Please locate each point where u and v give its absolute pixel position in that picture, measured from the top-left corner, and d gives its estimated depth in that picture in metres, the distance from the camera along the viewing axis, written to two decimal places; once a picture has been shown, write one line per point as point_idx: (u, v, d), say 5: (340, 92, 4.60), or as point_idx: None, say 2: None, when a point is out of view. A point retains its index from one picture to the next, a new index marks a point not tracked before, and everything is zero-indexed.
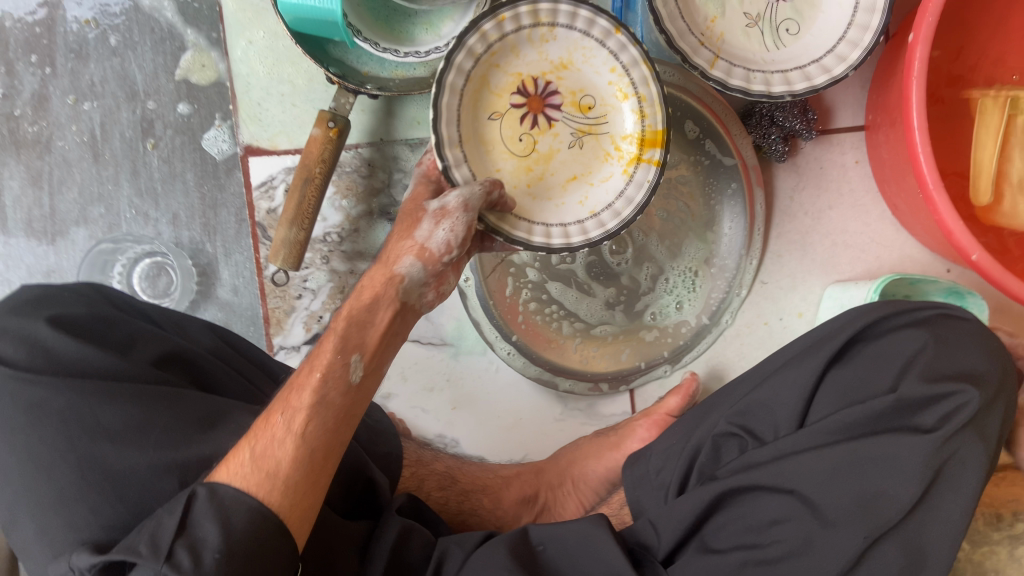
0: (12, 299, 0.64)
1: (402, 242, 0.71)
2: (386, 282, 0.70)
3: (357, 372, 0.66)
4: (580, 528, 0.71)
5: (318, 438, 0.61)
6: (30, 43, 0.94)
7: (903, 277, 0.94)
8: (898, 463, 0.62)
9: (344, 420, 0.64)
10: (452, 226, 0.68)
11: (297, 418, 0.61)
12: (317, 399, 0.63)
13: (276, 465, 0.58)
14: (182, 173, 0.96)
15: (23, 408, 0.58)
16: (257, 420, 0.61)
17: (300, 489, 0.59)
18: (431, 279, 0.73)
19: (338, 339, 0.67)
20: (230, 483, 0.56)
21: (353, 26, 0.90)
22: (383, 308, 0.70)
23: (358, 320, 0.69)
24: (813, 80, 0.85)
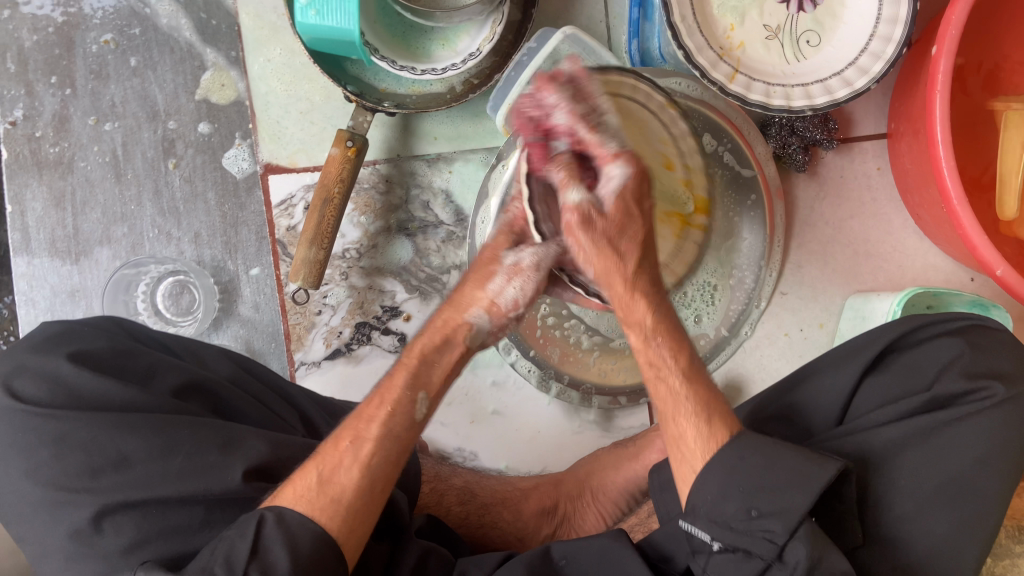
0: (33, 336, 0.68)
1: (472, 292, 0.69)
2: (455, 329, 0.69)
3: (422, 409, 0.67)
4: (600, 543, 0.71)
5: (380, 471, 0.63)
6: (50, 65, 0.95)
7: (927, 290, 0.93)
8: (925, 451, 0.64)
9: (406, 455, 0.65)
10: (523, 285, 0.68)
11: (364, 448, 0.63)
12: (384, 432, 0.64)
13: (341, 492, 0.61)
14: (203, 192, 0.96)
15: (47, 442, 0.61)
16: (327, 444, 0.63)
17: (357, 518, 0.61)
18: (499, 331, 0.71)
19: (408, 375, 0.67)
20: (295, 508, 0.59)
21: (370, 44, 0.91)
22: (452, 350, 0.69)
23: (428, 359, 0.68)
24: (834, 93, 0.84)
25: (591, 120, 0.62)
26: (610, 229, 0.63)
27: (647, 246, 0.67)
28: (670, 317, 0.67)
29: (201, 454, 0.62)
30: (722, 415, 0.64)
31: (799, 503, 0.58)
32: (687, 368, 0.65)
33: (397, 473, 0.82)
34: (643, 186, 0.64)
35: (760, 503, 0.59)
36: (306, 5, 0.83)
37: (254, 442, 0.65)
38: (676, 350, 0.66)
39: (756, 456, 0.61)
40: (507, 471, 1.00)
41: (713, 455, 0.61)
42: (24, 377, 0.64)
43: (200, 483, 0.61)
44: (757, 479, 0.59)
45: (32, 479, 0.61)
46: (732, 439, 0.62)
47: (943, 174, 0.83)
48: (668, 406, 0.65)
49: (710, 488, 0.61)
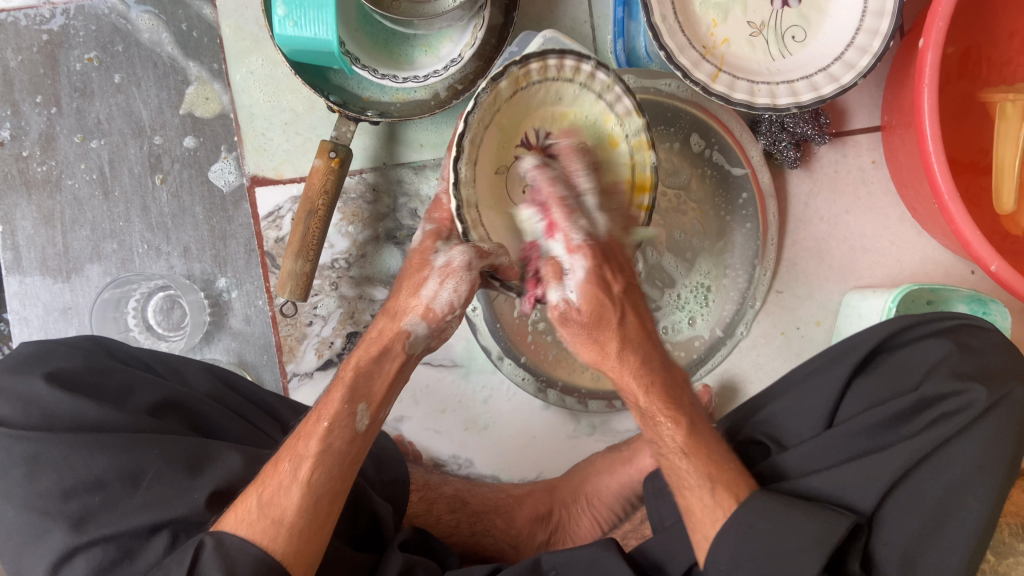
0: (12, 357, 0.68)
1: (408, 300, 0.71)
2: (393, 336, 0.71)
3: (363, 420, 0.68)
4: (588, 553, 0.71)
5: (323, 487, 0.64)
6: (35, 84, 0.95)
7: (925, 286, 0.91)
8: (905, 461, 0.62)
9: (349, 468, 0.67)
10: (456, 286, 0.68)
11: (304, 467, 0.64)
12: (323, 447, 0.65)
13: (283, 513, 0.62)
14: (190, 207, 0.96)
15: (21, 462, 0.62)
16: (267, 467, 0.65)
17: (301, 537, 0.62)
18: (435, 335, 0.73)
19: (346, 389, 0.68)
20: (236, 533, 0.61)
21: (351, 53, 0.90)
22: (392, 359, 0.71)
23: (366, 370, 0.70)
24: (819, 89, 0.82)
25: (569, 206, 0.68)
26: (585, 324, 0.67)
27: (638, 323, 0.69)
28: (669, 372, 0.69)
29: (171, 475, 0.63)
30: (726, 483, 0.64)
31: (810, 567, 0.58)
32: (686, 440, 0.66)
33: (386, 483, 0.83)
34: (609, 278, 0.68)
35: (766, 571, 0.59)
36: (283, 17, 0.83)
37: (227, 458, 0.67)
38: (678, 425, 0.66)
39: (765, 525, 0.61)
40: (503, 478, 1.00)
41: (726, 520, 0.62)
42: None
43: (166, 506, 0.62)
44: (768, 551, 0.60)
45: (13, 504, 0.62)
46: (738, 506, 0.62)
47: (933, 169, 0.82)
48: (676, 480, 0.65)
49: (724, 555, 0.61)
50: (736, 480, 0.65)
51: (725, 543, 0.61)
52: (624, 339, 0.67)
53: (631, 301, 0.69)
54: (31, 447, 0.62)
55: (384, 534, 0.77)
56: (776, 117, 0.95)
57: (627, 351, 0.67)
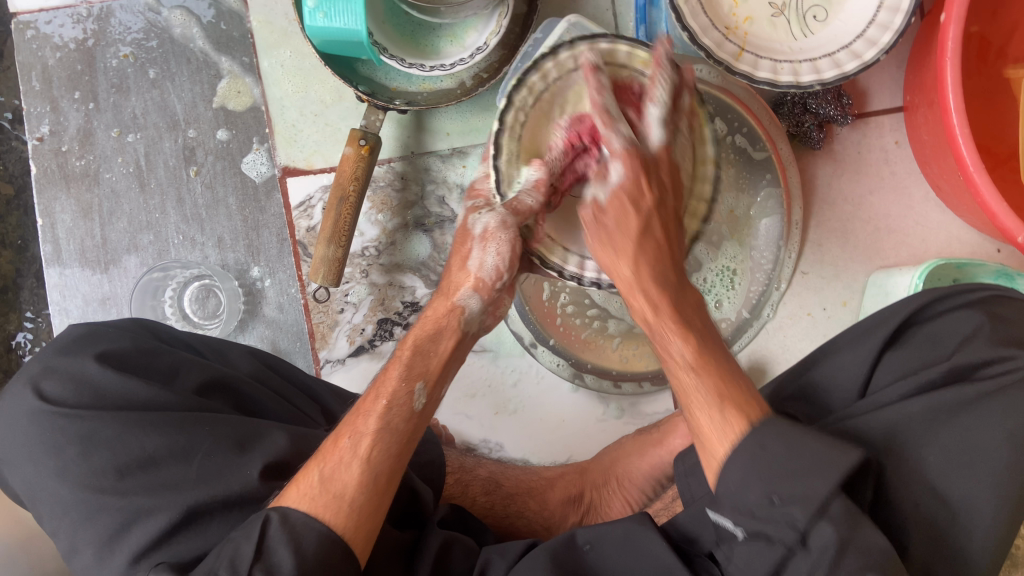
0: (59, 340, 0.70)
1: (458, 275, 0.73)
2: (448, 312, 0.73)
3: (420, 399, 0.69)
4: (623, 526, 0.71)
5: (382, 464, 0.64)
6: (73, 81, 0.98)
7: (951, 261, 0.92)
8: (935, 424, 0.62)
9: (407, 446, 0.67)
10: (497, 249, 0.69)
11: (362, 443, 0.64)
12: (382, 424, 0.66)
13: (343, 488, 0.62)
14: (224, 198, 0.99)
15: (74, 440, 0.63)
16: (326, 445, 0.65)
17: (363, 511, 0.61)
18: (488, 306, 0.74)
19: (402, 368, 0.70)
20: (299, 507, 0.60)
21: (379, 44, 0.92)
22: (446, 337, 0.72)
23: (423, 348, 0.71)
24: (843, 67, 0.83)
25: (607, 114, 0.64)
26: (614, 229, 0.65)
27: (662, 240, 0.66)
28: (682, 295, 0.67)
29: (221, 452, 0.64)
30: (736, 400, 0.59)
31: (820, 489, 0.52)
32: (695, 356, 0.63)
33: (422, 464, 0.84)
34: (644, 183, 0.64)
35: (782, 491, 0.53)
36: (314, 8, 0.85)
37: (273, 437, 0.68)
38: (688, 342, 0.64)
39: (777, 442, 0.55)
40: (533, 461, 1.01)
41: (739, 440, 0.57)
42: (52, 379, 0.67)
43: (218, 483, 0.62)
44: (781, 462, 0.54)
45: (63, 479, 0.62)
46: (752, 428, 0.57)
47: (957, 142, 0.82)
48: (682, 395, 0.63)
49: (734, 477, 0.56)
50: (739, 388, 0.61)
51: (732, 468, 0.56)
52: (644, 248, 0.65)
53: (664, 220, 0.66)
54: (82, 426, 0.63)
55: (422, 514, 0.78)
56: (798, 99, 0.96)
57: (645, 281, 0.65)
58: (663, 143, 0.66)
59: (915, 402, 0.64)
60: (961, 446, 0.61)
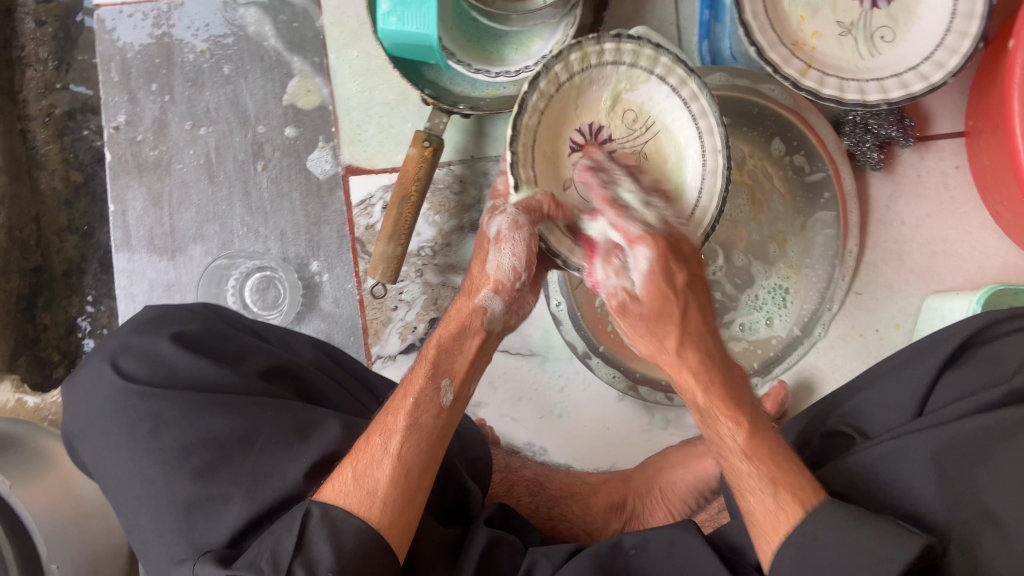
0: (136, 319, 0.73)
1: (477, 274, 0.77)
2: (471, 312, 0.76)
3: (447, 395, 0.71)
4: (670, 531, 0.72)
5: (415, 459, 0.66)
6: (151, 73, 1.02)
7: (1008, 288, 0.92)
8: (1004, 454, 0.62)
9: (439, 441, 0.68)
10: (514, 251, 0.73)
11: (393, 441, 0.66)
12: (410, 422, 0.68)
13: (376, 485, 0.63)
14: (288, 193, 1.01)
15: (145, 417, 0.65)
16: (359, 442, 0.67)
17: (397, 505, 0.63)
18: (511, 306, 0.78)
19: (429, 367, 0.72)
20: (336, 503, 0.62)
21: (447, 49, 0.94)
22: (471, 336, 0.75)
23: (447, 347, 0.74)
24: (909, 88, 0.83)
25: (617, 207, 0.74)
26: (645, 314, 0.71)
27: (702, 325, 0.71)
28: (730, 370, 0.69)
29: (282, 439, 0.65)
30: (790, 482, 0.59)
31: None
32: (747, 441, 0.63)
33: (470, 461, 0.85)
34: (674, 270, 0.71)
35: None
36: (387, 12, 0.88)
37: (330, 425, 0.69)
38: (740, 425, 0.64)
39: (832, 534, 0.55)
40: (576, 467, 1.02)
41: (792, 532, 0.57)
42: (128, 355, 0.69)
43: (274, 472, 0.63)
44: (831, 566, 0.54)
45: (132, 454, 0.64)
46: (805, 513, 0.57)
47: (1022, 168, 0.82)
48: (736, 483, 0.62)
49: (784, 565, 0.57)
50: (800, 480, 0.60)
51: (790, 563, 0.56)
52: (684, 334, 0.69)
53: (696, 298, 0.72)
54: (153, 404, 0.65)
55: (469, 509, 0.78)
56: (859, 119, 0.97)
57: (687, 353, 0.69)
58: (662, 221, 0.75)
59: (970, 420, 0.64)
60: (1019, 474, 0.61)
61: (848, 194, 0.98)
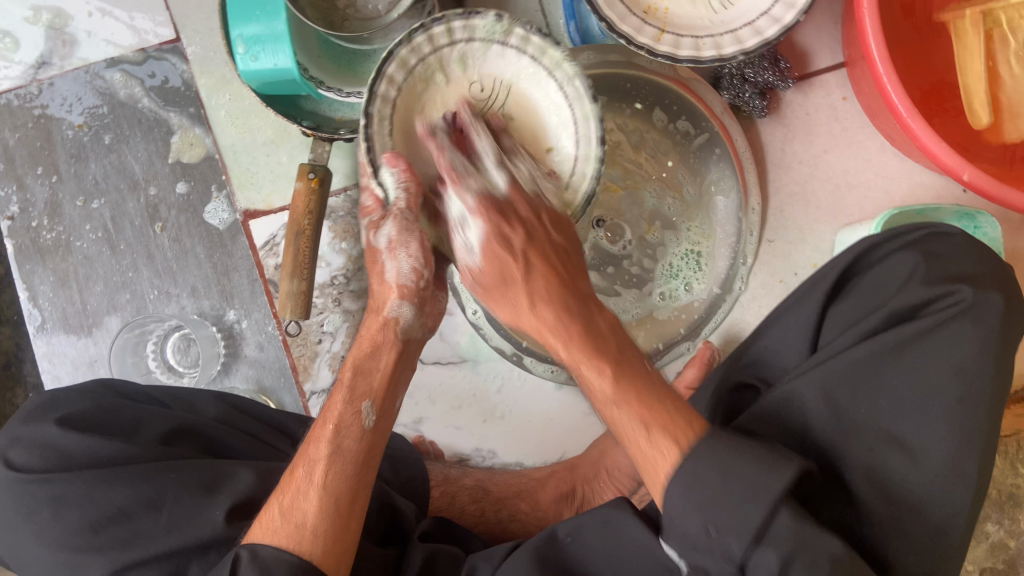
0: (24, 409, 0.72)
1: (380, 291, 0.74)
2: (381, 328, 0.74)
3: (369, 416, 0.70)
4: (600, 513, 0.72)
5: (340, 485, 0.66)
6: (34, 156, 1.02)
7: (909, 209, 0.92)
8: (899, 371, 0.63)
9: (365, 463, 0.68)
10: (407, 254, 0.71)
11: (318, 470, 0.66)
12: (333, 449, 0.67)
13: (304, 518, 0.64)
14: (191, 248, 1.01)
15: (46, 502, 0.65)
16: (285, 476, 0.67)
17: (329, 535, 0.63)
18: (423, 311, 0.75)
19: (346, 390, 0.71)
20: (268, 543, 0.62)
21: (314, 78, 0.94)
22: (385, 352, 0.73)
23: (362, 369, 0.72)
24: (763, 33, 0.83)
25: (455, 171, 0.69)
26: (491, 269, 0.71)
27: (548, 271, 0.71)
28: (593, 323, 0.69)
29: (189, 497, 0.66)
30: (664, 423, 0.62)
31: (754, 517, 0.55)
32: (614, 386, 0.65)
33: (405, 481, 0.85)
34: (511, 228, 0.70)
35: (719, 517, 0.56)
36: (244, 53, 0.88)
37: (241, 475, 0.69)
38: (603, 373, 0.66)
39: (711, 471, 0.58)
40: (527, 463, 1.02)
41: (676, 464, 0.60)
42: (18, 447, 0.68)
43: (188, 531, 0.64)
44: (709, 492, 0.57)
45: (42, 540, 0.65)
46: (686, 455, 0.59)
47: (887, 92, 0.82)
48: (614, 423, 0.66)
49: (677, 500, 0.59)
50: (677, 416, 0.63)
51: (677, 491, 0.58)
52: (533, 292, 0.70)
53: (540, 245, 0.71)
54: (51, 488, 0.65)
55: (405, 527, 0.79)
56: (735, 70, 0.96)
57: (538, 306, 0.70)
58: (511, 183, 0.71)
59: (859, 348, 0.64)
60: (911, 388, 0.62)
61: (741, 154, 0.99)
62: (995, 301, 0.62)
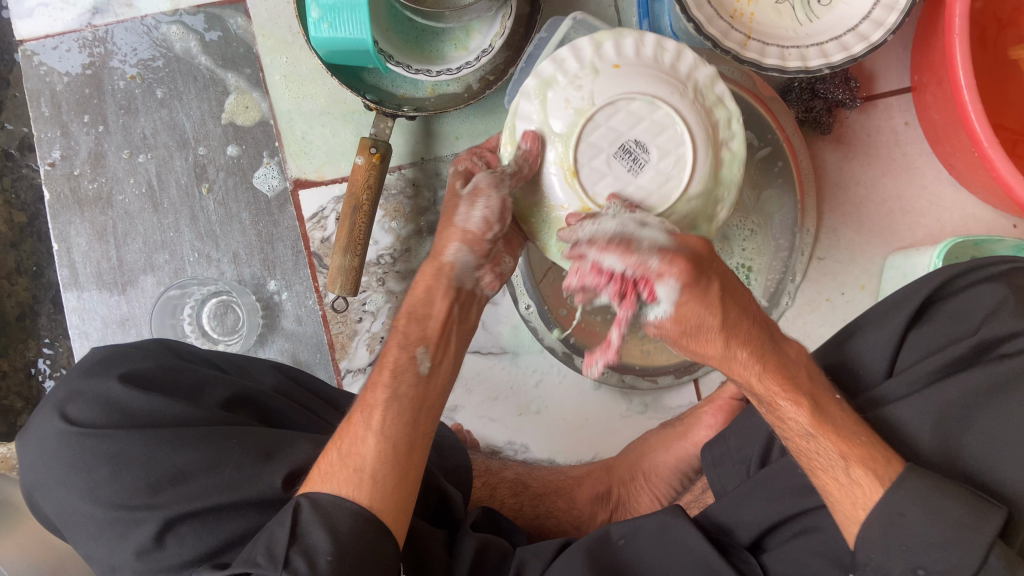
0: (84, 363, 0.70)
1: (444, 232, 0.69)
2: (436, 274, 0.70)
3: (424, 363, 0.68)
4: (657, 517, 0.71)
5: (395, 434, 0.64)
6: (81, 104, 0.99)
7: (968, 239, 0.93)
8: (992, 408, 0.61)
9: (421, 409, 0.66)
10: (487, 204, 0.65)
11: (374, 417, 0.65)
12: (389, 394, 0.66)
13: (363, 463, 0.62)
14: (237, 213, 0.99)
15: (104, 460, 0.62)
16: (342, 422, 0.66)
17: (386, 482, 0.62)
18: (484, 262, 0.70)
19: (400, 338, 0.68)
20: (328, 490, 0.61)
21: (385, 51, 0.92)
22: (440, 298, 0.70)
23: (416, 314, 0.70)
24: (850, 49, 0.83)
25: (622, 247, 0.57)
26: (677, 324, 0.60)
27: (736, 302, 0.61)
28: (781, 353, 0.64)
29: (249, 464, 0.63)
30: (869, 458, 0.59)
31: (969, 559, 0.54)
32: (813, 421, 0.61)
33: (450, 470, 0.83)
34: (704, 285, 0.58)
35: (928, 561, 0.55)
36: (318, 19, 0.85)
37: (300, 444, 0.68)
38: (801, 407, 0.62)
39: (916, 509, 0.56)
40: (559, 461, 1.01)
41: (876, 501, 0.58)
42: (78, 401, 0.66)
43: (250, 488, 0.62)
44: (919, 538, 0.56)
45: (95, 499, 0.62)
46: (884, 491, 0.57)
47: (969, 120, 0.82)
48: (807, 463, 0.62)
49: (874, 534, 0.57)
50: (875, 454, 0.60)
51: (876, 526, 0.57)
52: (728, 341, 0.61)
53: (728, 292, 0.61)
54: (111, 445, 0.63)
55: (455, 516, 0.78)
56: (806, 84, 0.96)
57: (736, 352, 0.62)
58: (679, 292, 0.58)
59: (948, 388, 0.63)
60: (996, 424, 0.61)
61: (803, 174, 0.99)
62: None
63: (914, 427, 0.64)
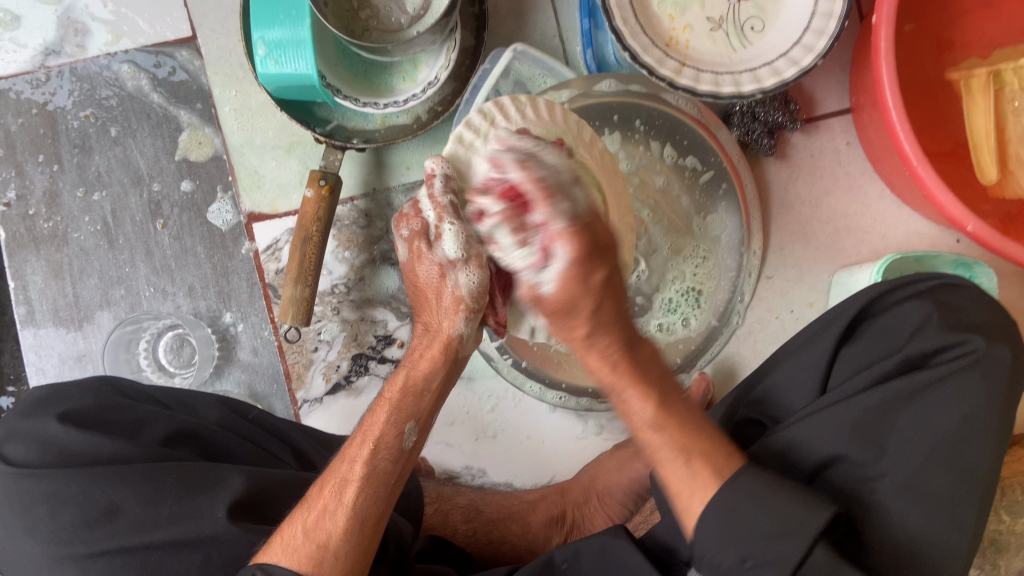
0: (24, 403, 0.71)
1: (439, 313, 0.76)
2: (443, 345, 0.75)
3: (409, 438, 0.71)
4: (599, 539, 0.71)
5: (370, 508, 0.66)
6: (36, 144, 1.00)
7: (908, 255, 0.95)
8: (916, 419, 0.63)
9: (393, 488, 0.68)
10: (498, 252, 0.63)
11: (348, 491, 0.66)
12: (368, 469, 0.67)
13: (328, 537, 0.63)
14: (192, 247, 1.00)
15: (42, 499, 0.63)
16: (313, 489, 0.66)
17: (350, 558, 0.63)
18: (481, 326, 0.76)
19: (391, 410, 0.71)
20: (286, 562, 0.60)
21: (331, 85, 0.93)
22: (438, 372, 0.74)
23: (415, 389, 0.73)
24: (782, 74, 0.85)
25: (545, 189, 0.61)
26: (557, 305, 0.61)
27: (613, 309, 0.63)
28: (636, 344, 0.64)
29: (189, 496, 0.64)
30: (702, 450, 0.60)
31: (808, 530, 0.54)
32: (655, 412, 0.61)
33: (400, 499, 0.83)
34: (592, 269, 0.61)
35: (759, 550, 0.55)
36: (264, 56, 0.87)
37: (232, 481, 0.67)
38: (644, 397, 0.62)
39: (759, 499, 0.56)
40: (516, 484, 1.02)
41: (711, 496, 0.58)
42: (17, 441, 0.67)
43: (190, 524, 0.62)
44: (756, 524, 0.55)
45: (36, 537, 0.62)
46: (722, 482, 0.58)
47: (899, 140, 0.84)
48: (605, 387, 0.63)
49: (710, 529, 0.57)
50: (707, 444, 0.61)
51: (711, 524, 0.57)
52: (595, 325, 0.62)
53: (609, 292, 0.62)
54: (48, 484, 0.63)
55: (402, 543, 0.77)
56: (747, 108, 0.98)
57: (596, 339, 0.62)
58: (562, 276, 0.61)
59: (869, 396, 0.65)
60: (920, 433, 0.63)
61: (749, 200, 1.00)
62: (1003, 353, 0.64)
63: (831, 440, 0.65)
